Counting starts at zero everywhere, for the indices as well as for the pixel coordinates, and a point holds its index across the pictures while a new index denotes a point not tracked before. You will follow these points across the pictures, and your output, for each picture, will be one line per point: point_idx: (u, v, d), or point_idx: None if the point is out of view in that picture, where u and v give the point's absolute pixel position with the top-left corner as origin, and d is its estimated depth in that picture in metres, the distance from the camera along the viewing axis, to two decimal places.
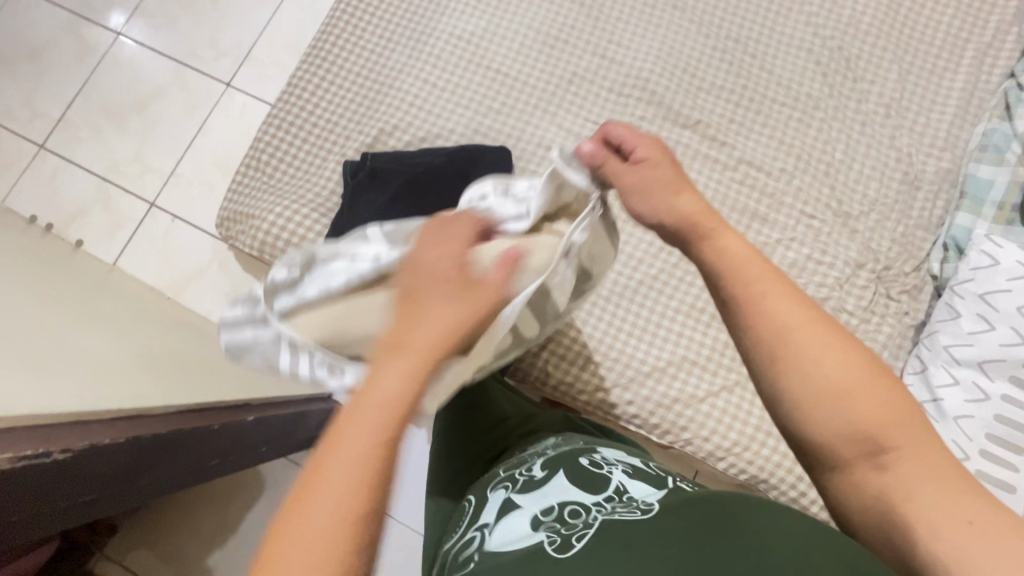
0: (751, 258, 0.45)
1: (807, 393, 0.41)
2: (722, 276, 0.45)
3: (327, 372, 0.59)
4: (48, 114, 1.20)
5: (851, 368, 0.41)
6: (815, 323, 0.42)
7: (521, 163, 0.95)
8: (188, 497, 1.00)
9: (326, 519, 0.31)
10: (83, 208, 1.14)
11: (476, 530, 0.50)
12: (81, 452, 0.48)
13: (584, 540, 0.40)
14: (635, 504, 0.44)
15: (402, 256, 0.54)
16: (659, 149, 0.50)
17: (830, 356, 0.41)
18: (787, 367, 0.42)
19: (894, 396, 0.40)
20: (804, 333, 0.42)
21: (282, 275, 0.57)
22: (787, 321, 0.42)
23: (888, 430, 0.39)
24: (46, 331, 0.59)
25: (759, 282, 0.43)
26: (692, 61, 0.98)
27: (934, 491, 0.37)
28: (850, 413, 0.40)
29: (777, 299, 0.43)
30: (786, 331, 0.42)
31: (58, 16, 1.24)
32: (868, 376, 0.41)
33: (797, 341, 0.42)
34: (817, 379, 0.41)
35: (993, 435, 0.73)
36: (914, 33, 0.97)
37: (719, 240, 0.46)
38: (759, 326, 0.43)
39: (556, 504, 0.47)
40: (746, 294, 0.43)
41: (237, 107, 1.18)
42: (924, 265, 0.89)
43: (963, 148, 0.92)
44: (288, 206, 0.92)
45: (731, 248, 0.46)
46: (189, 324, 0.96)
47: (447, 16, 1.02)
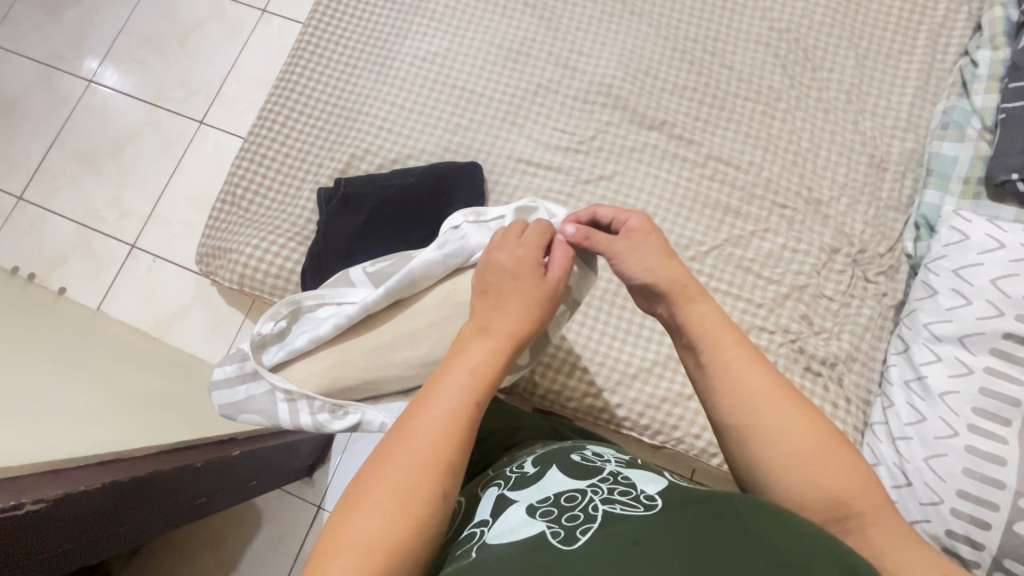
0: (723, 325, 0.48)
1: (777, 457, 0.42)
2: (698, 343, 0.48)
3: (328, 415, 0.66)
4: (24, 166, 1.21)
5: (817, 431, 0.42)
6: (778, 391, 0.44)
7: (493, 177, 0.96)
8: (187, 538, 0.99)
9: (397, 484, 0.38)
10: (64, 255, 1.15)
11: (472, 528, 0.45)
12: (56, 501, 0.47)
13: (588, 529, 0.36)
14: (635, 496, 0.39)
15: (384, 294, 0.65)
16: (650, 224, 0.54)
17: (793, 416, 0.43)
18: (754, 422, 0.43)
19: (856, 462, 0.42)
20: (766, 393, 0.44)
21: (269, 329, 0.68)
22: (750, 388, 0.44)
23: (851, 496, 0.40)
24: (21, 382, 0.59)
25: (728, 348, 0.46)
26: (652, 63, 0.99)
27: (906, 550, 0.38)
28: (818, 475, 0.41)
29: (742, 368, 0.45)
30: (751, 395, 0.44)
31: (29, 68, 1.26)
32: (831, 443, 0.42)
33: (759, 405, 0.44)
34: (783, 445, 0.42)
35: (980, 408, 0.71)
36: (868, 20, 0.98)
37: (689, 313, 0.49)
38: (728, 390, 0.45)
39: (551, 492, 0.43)
40: (715, 360, 0.46)
41: (210, 144, 1.19)
42: (898, 245, 0.89)
43: (926, 127, 0.93)
44: (264, 238, 0.92)
45: (702, 317, 0.49)
46: (179, 364, 0.96)
47: (410, 39, 1.04)
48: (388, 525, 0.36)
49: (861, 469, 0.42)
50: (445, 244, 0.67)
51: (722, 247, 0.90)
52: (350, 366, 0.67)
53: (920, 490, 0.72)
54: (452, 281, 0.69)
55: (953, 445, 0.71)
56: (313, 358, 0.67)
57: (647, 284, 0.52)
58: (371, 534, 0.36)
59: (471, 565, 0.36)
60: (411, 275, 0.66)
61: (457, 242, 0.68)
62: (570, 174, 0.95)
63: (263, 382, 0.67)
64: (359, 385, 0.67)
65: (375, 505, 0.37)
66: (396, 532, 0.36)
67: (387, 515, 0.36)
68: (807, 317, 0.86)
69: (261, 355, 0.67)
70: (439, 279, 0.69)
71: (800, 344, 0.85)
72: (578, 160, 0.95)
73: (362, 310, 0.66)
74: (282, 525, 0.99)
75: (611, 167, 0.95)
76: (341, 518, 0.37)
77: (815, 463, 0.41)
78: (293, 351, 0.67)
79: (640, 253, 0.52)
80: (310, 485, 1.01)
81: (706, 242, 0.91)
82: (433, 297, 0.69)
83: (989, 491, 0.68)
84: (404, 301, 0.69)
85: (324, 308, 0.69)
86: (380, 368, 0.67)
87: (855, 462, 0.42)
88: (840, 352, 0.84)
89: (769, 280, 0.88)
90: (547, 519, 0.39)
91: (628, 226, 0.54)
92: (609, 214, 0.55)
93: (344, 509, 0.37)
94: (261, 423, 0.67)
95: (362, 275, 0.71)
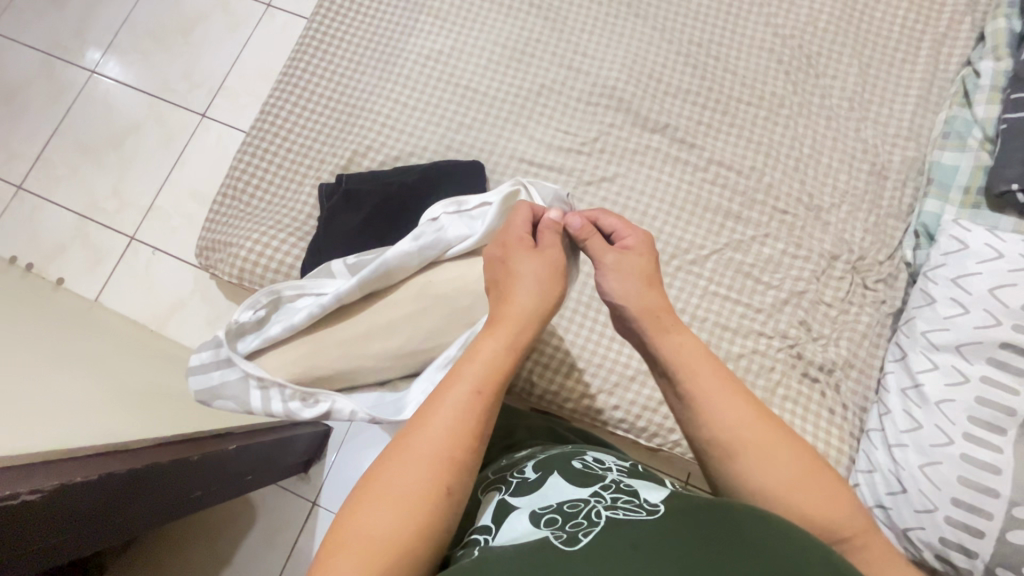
0: (695, 354, 0.48)
1: (758, 489, 0.42)
2: (675, 372, 0.48)
3: (300, 403, 0.65)
4: (25, 155, 1.20)
5: (799, 465, 0.42)
6: (757, 422, 0.44)
7: (495, 176, 0.96)
8: (180, 532, 0.99)
9: (405, 483, 0.38)
10: (63, 246, 1.14)
11: (473, 533, 0.45)
12: (55, 491, 0.47)
13: (590, 533, 0.36)
14: (638, 502, 0.40)
15: (358, 283, 0.65)
16: (646, 242, 0.54)
17: (769, 447, 0.43)
18: (731, 453, 0.43)
19: (837, 492, 0.42)
20: (743, 425, 0.44)
21: (248, 316, 0.68)
22: (728, 419, 0.44)
23: (835, 523, 0.40)
24: (12, 370, 0.58)
25: (705, 380, 0.46)
26: (656, 66, 0.99)
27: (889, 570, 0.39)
28: (801, 502, 0.41)
29: (718, 400, 0.45)
30: (728, 428, 0.44)
31: (31, 57, 1.26)
32: (813, 471, 0.42)
33: (739, 435, 0.43)
34: (766, 477, 0.42)
35: (977, 418, 0.72)
36: (871, 29, 0.99)
37: (666, 343, 0.49)
38: (702, 419, 0.45)
39: (555, 501, 0.43)
40: (693, 390, 0.46)
41: (212, 137, 1.19)
42: (897, 252, 0.90)
43: (927, 136, 0.93)
44: (264, 232, 0.92)
45: (672, 345, 0.49)
46: (176, 357, 0.96)
47: (414, 36, 1.04)
48: (401, 520, 0.36)
49: (843, 503, 0.41)
50: (421, 236, 0.67)
51: (722, 251, 0.91)
52: (321, 356, 0.67)
53: (915, 497, 0.73)
54: (427, 275, 0.69)
55: (949, 452, 0.72)
56: (288, 348, 0.68)
57: (623, 309, 0.52)
58: (383, 529, 0.36)
59: (476, 563, 0.36)
60: (385, 265, 0.66)
61: (433, 234, 0.67)
62: (571, 175, 0.95)
63: (237, 369, 0.66)
64: (331, 376, 0.67)
65: (388, 500, 0.37)
66: (408, 527, 0.36)
67: (401, 510, 0.37)
68: (805, 323, 0.86)
69: (237, 343, 0.68)
70: (416, 271, 0.69)
71: (798, 349, 0.85)
72: (581, 161, 0.96)
73: (336, 300, 0.66)
74: (277, 521, 0.99)
75: (613, 169, 0.95)
76: (356, 506, 0.37)
77: (795, 494, 0.41)
78: (268, 339, 0.67)
79: (626, 275, 0.52)
80: (306, 481, 1.00)
81: (706, 246, 0.91)
82: (409, 290, 0.69)
83: (983, 500, 0.68)
84: (380, 293, 0.69)
85: (302, 298, 0.69)
86: (354, 358, 0.67)
87: (836, 488, 0.42)
88: (838, 358, 0.85)
89: (768, 285, 0.88)
90: (552, 526, 0.39)
91: (626, 240, 0.54)
92: (613, 224, 0.55)
93: (354, 500, 0.38)
94: (235, 409, 0.67)
95: (342, 266, 0.70)
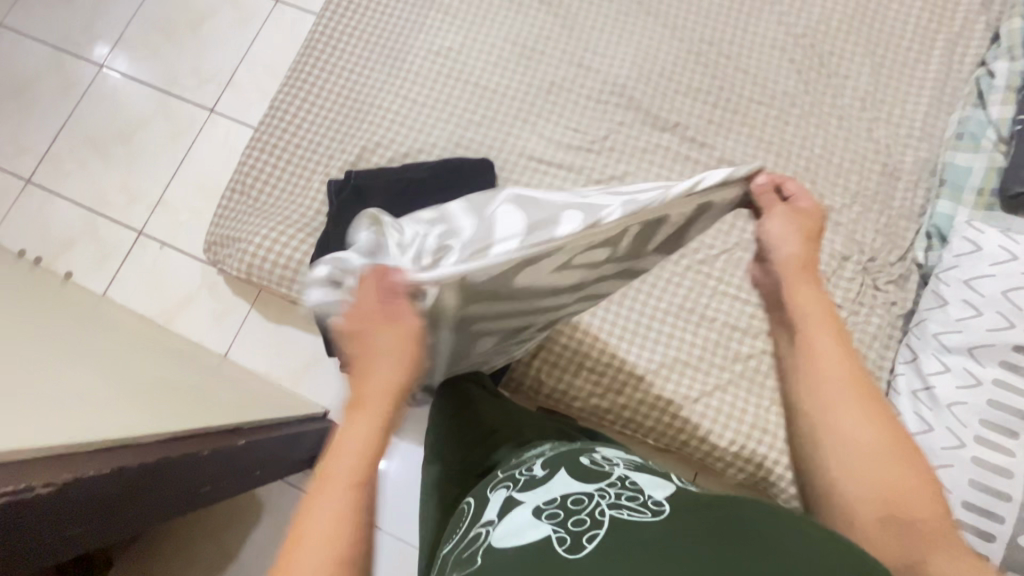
0: (826, 318, 0.51)
1: (841, 443, 0.46)
2: (798, 328, 0.52)
3: None
4: (34, 149, 1.20)
5: (885, 434, 0.45)
6: (858, 388, 0.48)
7: (504, 173, 0.96)
8: (186, 526, 0.99)
9: (315, 568, 0.37)
10: (71, 240, 1.15)
11: (478, 528, 0.45)
12: (66, 484, 0.48)
13: (594, 538, 0.36)
14: (643, 501, 0.39)
15: None
16: (814, 212, 0.54)
17: (862, 412, 0.46)
18: (829, 409, 0.48)
19: (919, 473, 0.43)
20: (845, 383, 0.48)
21: None
22: (840, 374, 0.48)
23: (903, 498, 0.42)
24: (29, 359, 0.58)
25: (823, 343, 0.50)
26: (667, 65, 0.99)
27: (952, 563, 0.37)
28: (875, 467, 0.44)
29: (831, 358, 0.49)
30: (842, 381, 0.48)
31: (40, 51, 1.26)
32: (900, 448, 0.45)
33: (842, 392, 0.48)
34: (852, 435, 0.46)
35: (988, 421, 0.72)
36: (885, 28, 0.98)
37: (800, 298, 0.53)
38: (812, 370, 0.50)
39: (558, 495, 0.43)
40: (807, 347, 0.51)
41: (221, 132, 1.19)
42: (909, 254, 0.89)
43: (940, 137, 0.93)
44: (273, 228, 0.92)
45: (809, 304, 0.52)
46: (183, 351, 0.96)
47: (424, 33, 1.03)
48: None
49: (922, 486, 0.43)
50: None
51: (732, 251, 0.90)
52: None
53: None
54: None
55: (960, 455, 0.72)
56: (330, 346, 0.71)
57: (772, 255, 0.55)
58: None
59: (477, 573, 0.36)
60: None
61: None
62: (581, 173, 0.95)
63: None
64: None
65: None
66: None
67: None
68: None
69: None
70: None
71: None
72: (590, 159, 0.95)
73: None
74: (283, 516, 0.99)
75: (623, 167, 0.94)
76: None
77: (867, 460, 0.44)
78: None
79: (789, 233, 0.54)
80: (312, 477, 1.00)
81: (716, 246, 0.90)
82: None
83: (994, 504, 0.69)
84: None
85: None
86: None
87: (920, 471, 0.44)
88: None
89: None
90: (554, 522, 0.39)
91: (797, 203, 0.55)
92: (794, 189, 0.55)
93: None
94: None
95: None
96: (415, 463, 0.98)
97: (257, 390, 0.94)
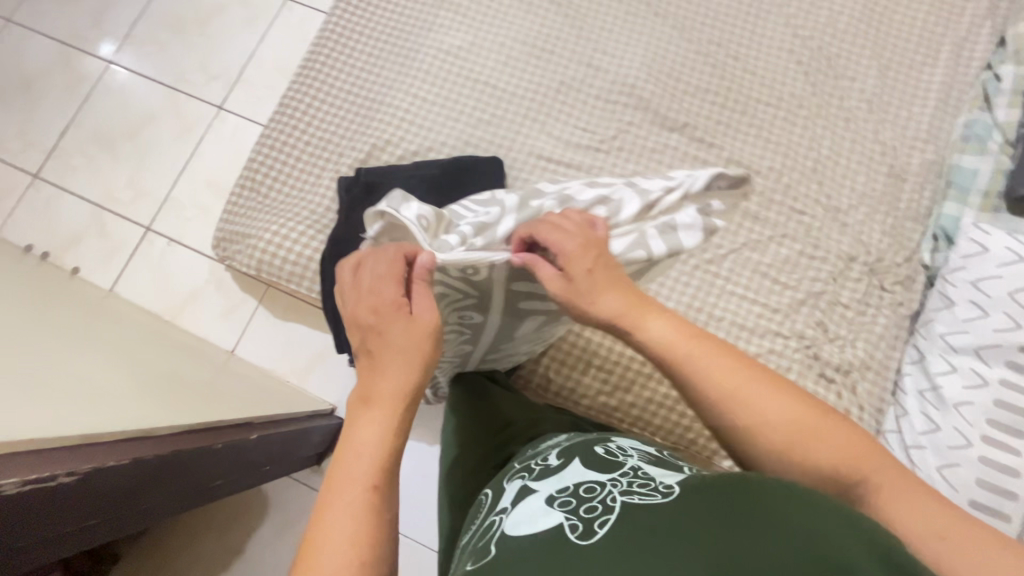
0: (680, 334, 0.48)
1: (760, 434, 0.43)
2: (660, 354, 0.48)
3: None
4: (41, 144, 1.21)
5: (796, 410, 0.43)
6: (744, 377, 0.45)
7: (513, 172, 0.96)
8: (191, 522, 0.99)
9: (335, 552, 0.37)
10: (78, 235, 1.15)
11: (493, 516, 0.46)
12: (85, 475, 0.48)
13: (606, 522, 0.36)
14: (653, 486, 0.39)
15: None
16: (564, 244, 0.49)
17: (786, 403, 0.43)
18: (734, 413, 0.45)
19: (845, 433, 0.42)
20: (751, 390, 0.44)
21: None
22: (720, 379, 0.46)
23: (845, 466, 0.40)
24: (39, 349, 0.58)
25: (687, 347, 0.47)
26: (676, 66, 0.99)
27: (912, 513, 0.36)
28: (804, 450, 0.42)
29: (706, 362, 0.46)
30: (722, 387, 0.45)
31: (49, 46, 1.26)
32: (817, 418, 0.43)
33: (734, 392, 0.45)
34: (765, 425, 0.43)
35: (995, 421, 0.72)
36: (892, 31, 0.99)
37: (645, 326, 0.49)
38: (702, 392, 0.46)
39: (572, 483, 0.43)
40: (679, 362, 0.47)
41: (229, 129, 1.19)
42: (915, 255, 0.90)
43: (946, 140, 0.94)
44: (283, 223, 0.93)
45: (658, 332, 0.48)
46: (190, 346, 0.96)
47: (434, 32, 1.04)
48: None
49: (856, 443, 0.41)
50: None
51: (739, 251, 0.91)
52: None
53: None
54: None
55: (966, 454, 0.72)
56: None
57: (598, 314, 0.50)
58: None
59: (491, 565, 0.37)
60: None
61: None
62: (590, 172, 0.95)
63: None
64: None
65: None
66: None
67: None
68: (822, 324, 0.86)
69: None
70: None
71: (814, 350, 0.85)
72: (599, 159, 0.96)
73: None
74: (288, 512, 0.99)
75: (632, 167, 0.95)
76: None
77: (788, 442, 0.42)
78: None
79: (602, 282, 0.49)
80: (318, 473, 1.00)
81: (724, 246, 0.91)
82: None
83: (1001, 503, 0.69)
84: None
85: None
86: None
87: (848, 432, 0.42)
88: (855, 359, 0.85)
89: (785, 286, 0.89)
90: (566, 510, 0.39)
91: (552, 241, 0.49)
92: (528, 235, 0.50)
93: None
94: None
95: None
96: (424, 462, 0.98)
97: (261, 385, 0.94)
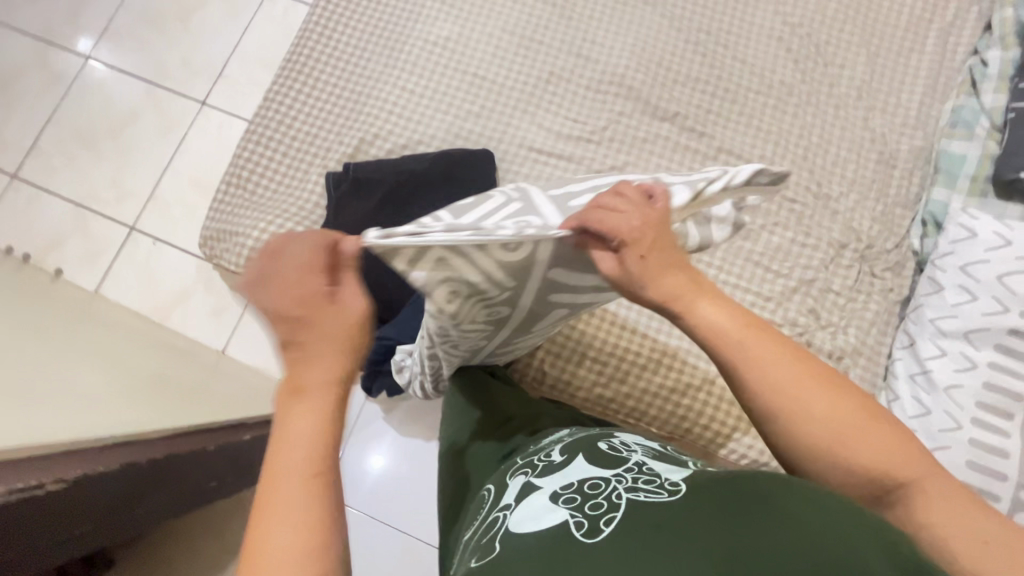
0: (736, 324, 0.45)
1: (810, 436, 0.42)
2: (714, 345, 0.45)
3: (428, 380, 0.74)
4: (19, 143, 1.17)
5: (842, 408, 0.42)
6: (801, 379, 0.43)
7: (504, 164, 0.95)
8: (187, 524, 0.98)
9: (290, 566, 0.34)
10: (61, 236, 1.12)
11: (497, 513, 0.46)
12: (74, 482, 0.47)
13: (612, 520, 0.36)
14: (660, 483, 0.39)
15: None
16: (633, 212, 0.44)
17: (830, 400, 0.42)
18: (788, 412, 0.42)
19: (892, 436, 0.41)
20: (801, 385, 0.42)
21: None
22: (780, 379, 0.43)
23: (891, 472, 0.40)
24: (25, 353, 0.57)
25: (744, 343, 0.44)
26: (666, 55, 0.99)
27: (950, 517, 0.38)
28: (851, 456, 0.41)
29: (765, 361, 0.43)
30: (778, 387, 0.43)
31: (23, 42, 1.22)
32: (865, 418, 0.41)
33: (787, 393, 0.42)
34: (816, 428, 0.42)
35: (983, 403, 0.73)
36: (880, 17, 0.99)
37: (699, 315, 0.45)
38: (750, 387, 0.43)
39: (576, 479, 0.43)
40: (731, 359, 0.44)
41: (213, 125, 1.17)
42: (904, 241, 0.90)
43: (934, 125, 0.94)
44: (271, 220, 0.91)
45: (710, 318, 0.45)
46: (180, 347, 0.94)
47: (421, 22, 1.02)
48: None
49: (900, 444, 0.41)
50: None
51: (731, 240, 0.91)
52: None
53: None
54: None
55: (956, 437, 0.73)
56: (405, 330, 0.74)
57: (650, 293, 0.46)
58: None
59: (496, 563, 0.37)
60: None
61: None
62: (581, 164, 0.94)
63: None
64: None
65: None
66: None
67: None
68: (814, 311, 0.87)
69: None
70: None
71: (807, 337, 0.86)
72: (590, 150, 0.95)
73: None
74: None
75: (623, 158, 0.95)
76: None
77: (835, 445, 0.41)
78: None
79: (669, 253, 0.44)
80: None
81: None
82: None
83: (991, 483, 0.71)
84: None
85: None
86: None
87: (891, 433, 0.41)
88: (847, 346, 0.85)
89: (777, 275, 0.89)
90: (571, 506, 0.39)
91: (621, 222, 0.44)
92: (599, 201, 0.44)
93: None
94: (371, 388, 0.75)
95: None
96: (421, 458, 0.98)
97: (254, 385, 0.93)
